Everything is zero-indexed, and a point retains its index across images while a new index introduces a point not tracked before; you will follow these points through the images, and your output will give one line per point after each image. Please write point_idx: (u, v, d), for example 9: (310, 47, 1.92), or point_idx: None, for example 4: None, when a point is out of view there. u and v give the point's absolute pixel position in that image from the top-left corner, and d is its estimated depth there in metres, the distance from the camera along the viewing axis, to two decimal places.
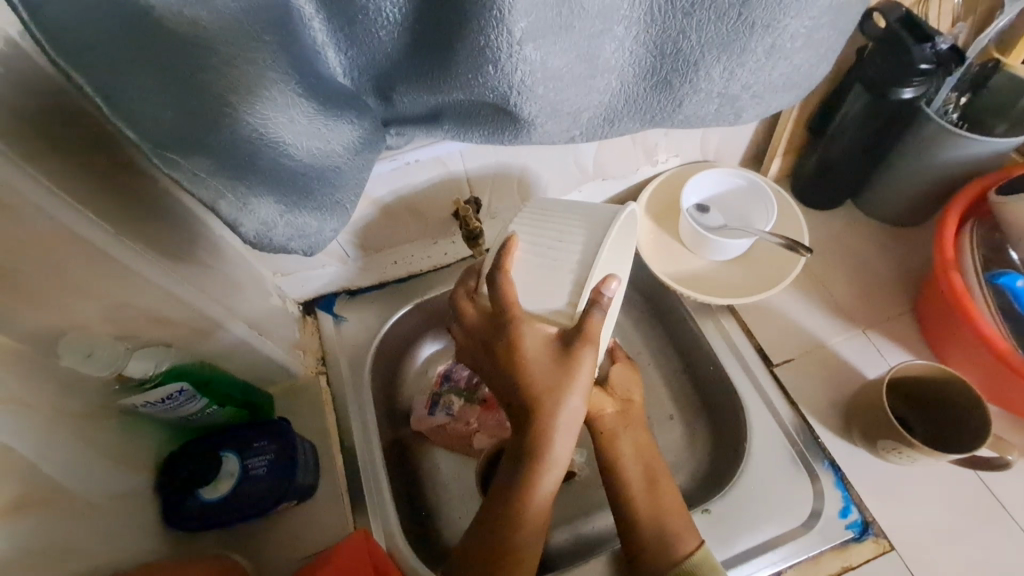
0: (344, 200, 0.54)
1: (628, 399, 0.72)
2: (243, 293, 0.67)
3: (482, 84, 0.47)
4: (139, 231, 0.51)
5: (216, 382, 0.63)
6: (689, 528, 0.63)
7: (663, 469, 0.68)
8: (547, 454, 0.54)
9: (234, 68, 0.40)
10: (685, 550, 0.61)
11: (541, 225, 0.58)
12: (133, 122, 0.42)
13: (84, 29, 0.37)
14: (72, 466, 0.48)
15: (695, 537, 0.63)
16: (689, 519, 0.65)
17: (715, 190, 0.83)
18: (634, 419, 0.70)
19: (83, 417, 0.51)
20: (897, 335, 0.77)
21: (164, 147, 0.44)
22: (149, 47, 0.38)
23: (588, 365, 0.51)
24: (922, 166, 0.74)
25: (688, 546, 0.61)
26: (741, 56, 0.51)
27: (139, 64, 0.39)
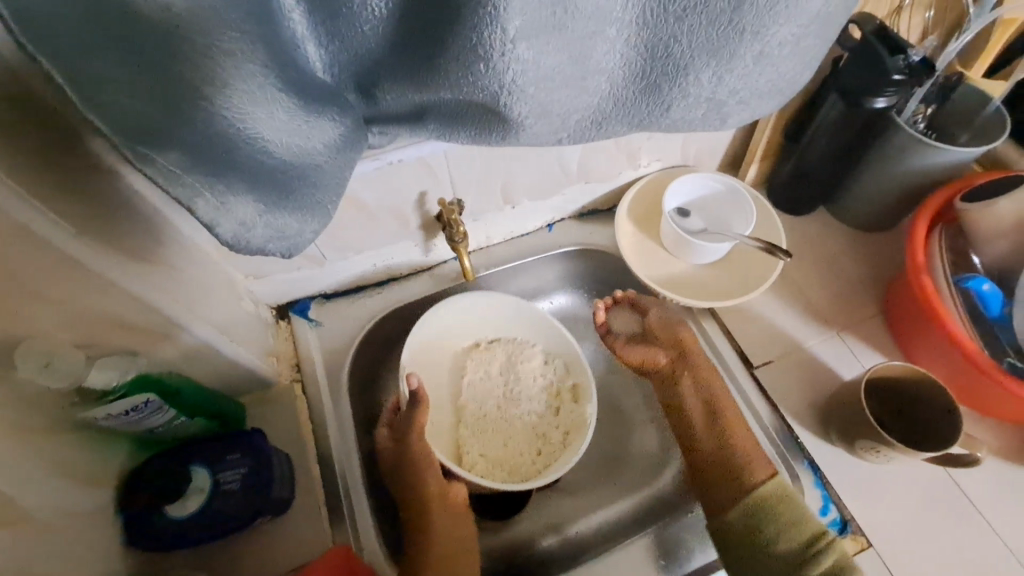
0: (326, 200, 0.51)
1: (692, 343, 0.78)
2: (213, 297, 0.63)
3: (472, 83, 0.46)
4: (104, 231, 0.47)
5: (185, 393, 0.60)
6: (762, 460, 0.68)
7: (738, 410, 0.73)
8: (424, 492, 0.69)
9: (212, 59, 0.37)
10: (756, 481, 0.66)
11: (438, 347, 0.83)
12: (104, 115, 0.40)
13: (51, 12, 0.35)
14: (32, 482, 0.45)
15: (766, 468, 0.67)
16: (763, 452, 0.70)
17: (696, 195, 0.84)
18: (703, 361, 0.76)
19: (41, 432, 0.47)
20: (869, 337, 0.79)
21: (135, 141, 0.41)
22: (123, 33, 0.36)
23: (420, 441, 0.69)
24: (892, 174, 0.76)
25: (760, 477, 0.66)
26: (730, 63, 0.52)
27: (112, 50, 0.37)
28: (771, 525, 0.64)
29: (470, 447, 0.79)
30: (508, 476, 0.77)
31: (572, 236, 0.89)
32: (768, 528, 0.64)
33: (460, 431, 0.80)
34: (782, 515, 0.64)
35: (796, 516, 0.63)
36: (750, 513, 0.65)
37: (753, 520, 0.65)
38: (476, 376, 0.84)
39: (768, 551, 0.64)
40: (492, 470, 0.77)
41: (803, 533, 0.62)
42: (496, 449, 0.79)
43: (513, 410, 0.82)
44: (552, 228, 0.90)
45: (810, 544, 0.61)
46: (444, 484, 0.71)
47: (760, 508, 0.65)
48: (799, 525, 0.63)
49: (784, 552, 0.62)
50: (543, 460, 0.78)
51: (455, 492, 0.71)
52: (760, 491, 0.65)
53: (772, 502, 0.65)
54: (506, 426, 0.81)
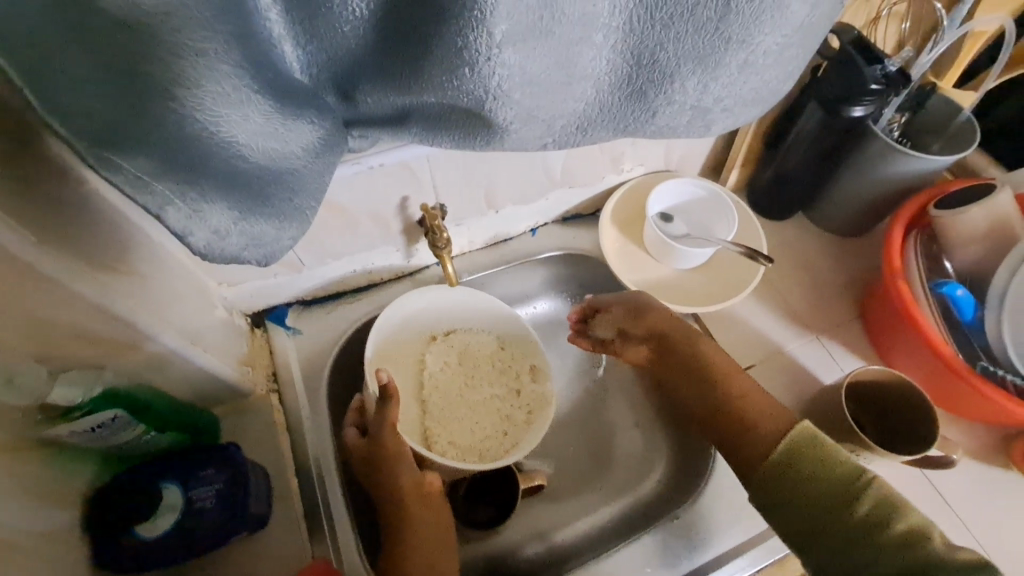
0: (304, 205, 0.49)
1: (669, 315, 0.76)
2: (184, 305, 0.61)
3: (456, 87, 0.45)
4: (66, 239, 0.44)
5: (154, 406, 0.57)
6: (777, 411, 0.65)
7: (730, 368, 0.70)
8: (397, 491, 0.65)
9: (180, 59, 0.35)
10: (778, 432, 0.62)
11: (396, 342, 0.79)
12: (66, 118, 0.37)
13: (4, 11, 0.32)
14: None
15: (783, 418, 0.64)
16: (772, 402, 0.67)
17: (678, 200, 0.85)
18: (679, 334, 0.74)
19: (2, 452, 0.44)
20: (847, 340, 0.80)
21: (100, 145, 0.39)
22: (86, 32, 0.34)
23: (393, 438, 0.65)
24: (869, 180, 0.78)
25: (779, 428, 0.63)
26: (715, 71, 0.52)
27: (74, 50, 0.35)
28: (803, 473, 0.59)
29: (437, 433, 0.76)
30: (480, 460, 0.75)
31: (555, 240, 0.89)
32: (801, 475, 0.59)
33: (425, 421, 0.77)
34: (815, 458, 0.59)
35: (829, 457, 0.58)
36: (778, 466, 0.60)
37: (787, 475, 0.59)
38: (437, 366, 0.80)
39: (810, 499, 0.57)
40: (462, 456, 0.75)
41: (843, 473, 0.57)
42: (464, 435, 0.77)
43: (475, 395, 0.80)
44: (535, 232, 0.89)
45: (853, 484, 0.57)
46: (417, 476, 0.67)
47: (790, 459, 0.60)
48: (836, 466, 0.58)
49: (825, 498, 0.56)
50: (509, 440, 0.77)
51: (429, 481, 0.68)
52: (785, 441, 0.61)
53: (801, 447, 0.60)
54: (470, 410, 0.79)
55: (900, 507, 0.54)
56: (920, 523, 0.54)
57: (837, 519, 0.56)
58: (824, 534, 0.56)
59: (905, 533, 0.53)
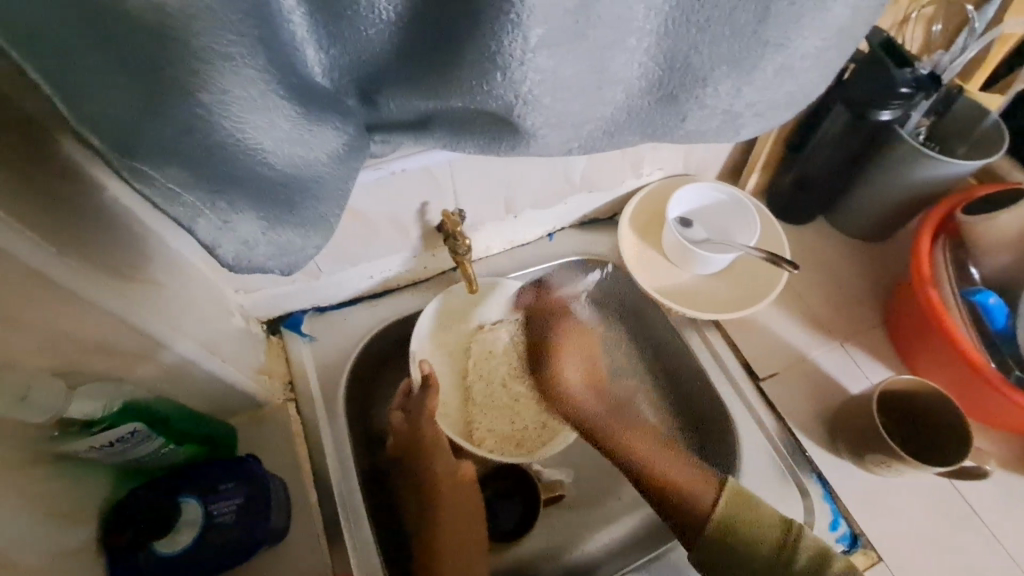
0: (329, 213, 0.48)
1: (611, 401, 0.78)
2: (201, 314, 0.59)
3: (486, 92, 0.44)
4: (87, 250, 0.43)
5: (171, 419, 0.56)
6: (704, 480, 0.65)
7: (661, 454, 0.71)
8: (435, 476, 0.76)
9: (207, 65, 0.34)
10: (712, 500, 0.62)
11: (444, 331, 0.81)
12: (92, 126, 0.36)
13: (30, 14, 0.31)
14: (11, 524, 0.41)
15: (712, 483, 0.64)
16: (700, 471, 0.67)
17: (698, 204, 0.83)
18: (591, 395, 0.79)
19: (20, 469, 0.43)
20: (872, 347, 0.79)
21: (126, 153, 0.38)
22: (112, 37, 0.33)
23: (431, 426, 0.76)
24: (895, 185, 0.76)
25: (710, 493, 0.63)
26: (751, 74, 0.50)
27: (100, 57, 0.33)
28: (751, 534, 0.60)
29: (478, 422, 0.79)
30: (517, 449, 0.78)
31: (573, 246, 0.88)
32: (739, 545, 0.60)
33: (469, 407, 0.80)
34: (748, 518, 0.60)
35: (757, 514, 0.61)
36: (722, 533, 0.60)
37: (727, 545, 0.60)
38: (484, 357, 0.83)
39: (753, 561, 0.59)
40: (500, 445, 0.78)
41: (770, 534, 0.59)
42: (503, 424, 0.79)
43: (518, 386, 0.82)
44: (553, 237, 0.88)
45: (783, 539, 0.59)
46: (451, 465, 0.76)
47: (725, 528, 0.60)
48: (762, 521, 0.60)
49: (767, 550, 0.59)
50: (549, 431, 0.79)
51: (463, 470, 0.76)
52: (717, 512, 0.61)
53: (738, 508, 0.61)
54: (514, 401, 0.80)
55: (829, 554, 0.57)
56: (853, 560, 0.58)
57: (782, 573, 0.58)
58: None
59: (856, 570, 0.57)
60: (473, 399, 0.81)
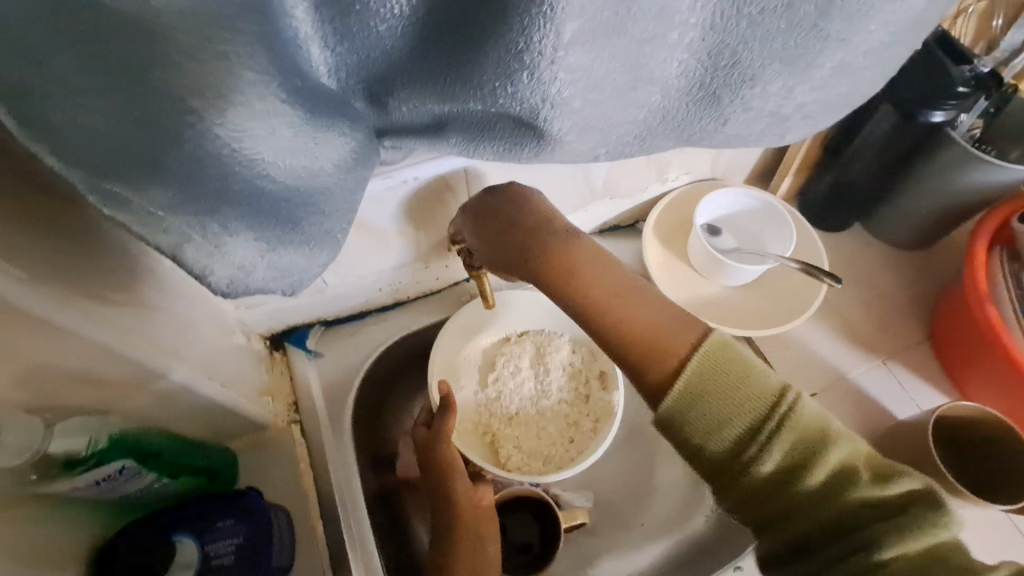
0: (335, 228, 0.42)
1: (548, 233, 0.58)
2: (198, 334, 0.55)
3: (510, 95, 0.39)
4: (69, 278, 0.39)
5: (165, 453, 0.52)
6: (683, 326, 0.50)
7: (618, 289, 0.54)
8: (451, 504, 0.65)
9: (200, 64, 0.30)
10: (677, 362, 0.48)
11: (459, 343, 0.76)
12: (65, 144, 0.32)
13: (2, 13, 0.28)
14: None
15: (692, 332, 0.49)
16: (683, 313, 0.51)
17: (728, 211, 0.78)
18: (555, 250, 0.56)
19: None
20: (917, 365, 0.74)
21: (102, 171, 0.34)
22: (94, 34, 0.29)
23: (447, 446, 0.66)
24: (942, 194, 0.70)
25: (671, 364, 0.48)
26: (806, 73, 0.45)
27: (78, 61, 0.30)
28: (716, 399, 0.45)
29: (503, 438, 0.73)
30: (544, 466, 0.72)
31: None
32: (697, 418, 0.46)
33: (492, 423, 0.74)
34: (729, 379, 0.45)
35: (747, 369, 0.45)
36: (680, 412, 0.46)
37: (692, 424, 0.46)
38: (507, 369, 0.76)
39: (711, 445, 0.45)
40: (527, 463, 0.72)
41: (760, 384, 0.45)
42: (530, 440, 0.73)
43: (544, 401, 0.75)
44: None
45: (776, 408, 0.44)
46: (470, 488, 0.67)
47: (687, 402, 0.46)
48: (751, 378, 0.45)
49: (738, 428, 0.44)
50: (578, 448, 0.72)
51: (481, 494, 0.68)
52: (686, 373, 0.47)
53: (715, 364, 0.46)
54: (539, 415, 0.75)
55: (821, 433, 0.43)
56: (841, 461, 0.44)
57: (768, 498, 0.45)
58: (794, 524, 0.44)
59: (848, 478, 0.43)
60: (496, 416, 0.74)
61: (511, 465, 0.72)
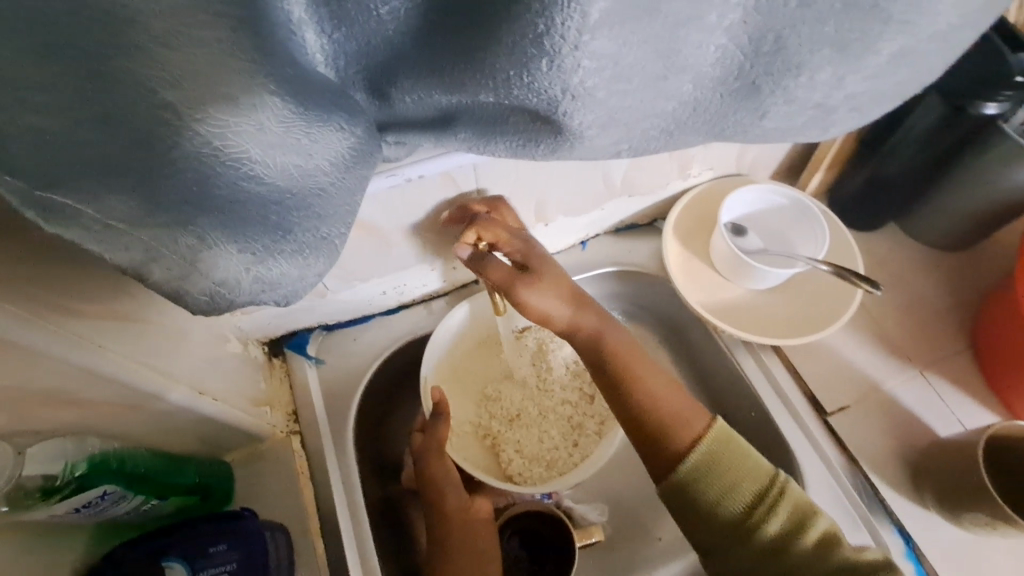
0: (333, 234, 0.37)
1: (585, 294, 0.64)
2: (191, 345, 0.51)
3: (527, 85, 0.34)
4: (31, 292, 0.35)
5: (153, 474, 0.50)
6: (694, 409, 0.58)
7: (648, 363, 0.60)
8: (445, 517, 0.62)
9: (178, 53, 0.27)
10: (687, 441, 0.56)
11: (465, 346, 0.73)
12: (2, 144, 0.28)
13: None
14: None
15: (702, 415, 0.58)
16: (688, 399, 0.59)
17: (754, 209, 0.73)
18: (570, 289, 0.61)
19: None
20: (958, 377, 0.69)
21: (43, 182, 0.29)
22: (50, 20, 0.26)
23: (437, 458, 0.64)
24: (989, 192, 0.65)
25: (689, 436, 0.56)
26: (859, 60, 0.41)
27: (28, 50, 0.26)
28: (722, 484, 0.53)
29: (505, 441, 0.69)
30: (547, 471, 0.67)
31: (609, 255, 0.78)
32: (710, 494, 0.53)
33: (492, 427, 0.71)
34: (732, 465, 0.54)
35: (743, 458, 0.54)
36: (695, 470, 0.54)
37: (704, 477, 0.54)
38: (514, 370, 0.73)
39: (719, 514, 0.53)
40: (529, 468, 0.68)
41: (754, 486, 0.53)
42: (532, 443, 0.69)
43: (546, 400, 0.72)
44: (586, 245, 0.78)
45: (767, 484, 0.53)
46: (464, 500, 0.64)
47: (698, 470, 0.54)
48: (747, 463, 0.54)
49: (729, 530, 0.53)
50: (582, 450, 0.69)
51: (477, 506, 0.64)
52: (698, 444, 0.55)
53: (721, 452, 0.55)
54: (543, 416, 0.71)
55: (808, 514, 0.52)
56: (829, 528, 0.51)
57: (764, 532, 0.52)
58: None
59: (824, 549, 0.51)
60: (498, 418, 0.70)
61: (513, 471, 0.68)
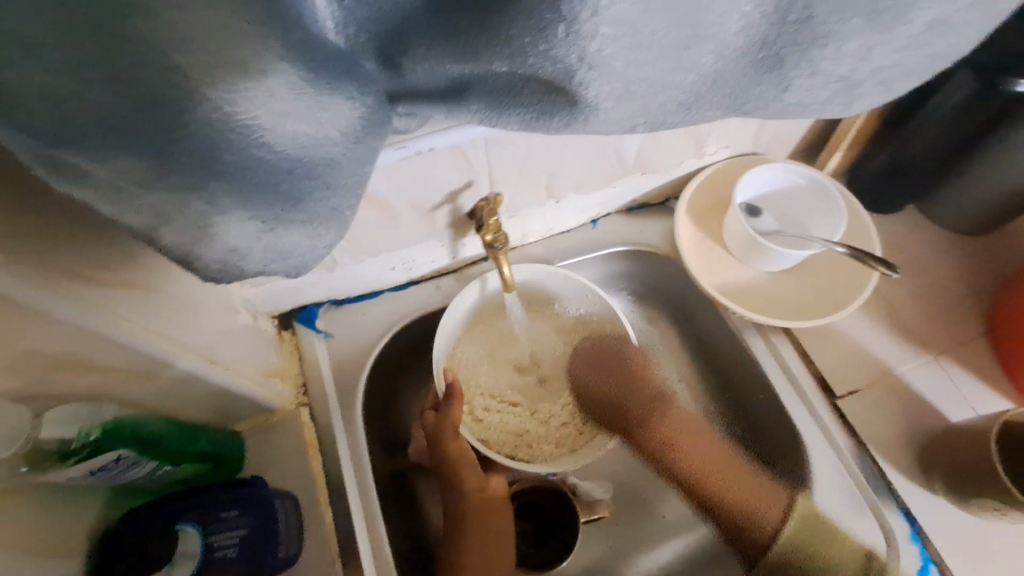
0: (344, 205, 0.37)
1: (674, 430, 0.72)
2: (204, 317, 0.52)
3: (542, 53, 0.33)
4: (42, 259, 0.35)
5: (167, 442, 0.51)
6: (768, 501, 0.66)
7: (715, 454, 0.71)
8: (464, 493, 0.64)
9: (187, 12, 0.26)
10: (779, 514, 0.65)
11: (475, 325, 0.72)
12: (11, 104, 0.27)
13: None
14: None
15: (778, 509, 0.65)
16: (765, 486, 0.67)
17: (769, 189, 0.71)
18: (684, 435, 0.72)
19: None
20: (973, 363, 0.68)
21: (55, 139, 0.29)
22: None
23: (453, 437, 0.64)
24: (1013, 174, 0.63)
25: (777, 517, 0.65)
26: (890, 30, 0.39)
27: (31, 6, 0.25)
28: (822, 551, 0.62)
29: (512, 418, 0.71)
30: (556, 449, 0.69)
31: (620, 234, 0.77)
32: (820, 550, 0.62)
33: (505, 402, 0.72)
34: (831, 548, 0.61)
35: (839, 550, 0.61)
36: (791, 548, 0.63)
37: (799, 572, 0.62)
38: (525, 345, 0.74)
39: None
40: (534, 448, 0.70)
41: (851, 562, 0.61)
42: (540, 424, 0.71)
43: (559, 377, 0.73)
44: (597, 224, 0.77)
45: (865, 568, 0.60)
46: (482, 479, 0.65)
47: (792, 548, 0.63)
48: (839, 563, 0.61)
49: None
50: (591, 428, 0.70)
51: (495, 485, 0.66)
52: (781, 530, 0.64)
53: (814, 532, 0.63)
54: (544, 403, 0.73)
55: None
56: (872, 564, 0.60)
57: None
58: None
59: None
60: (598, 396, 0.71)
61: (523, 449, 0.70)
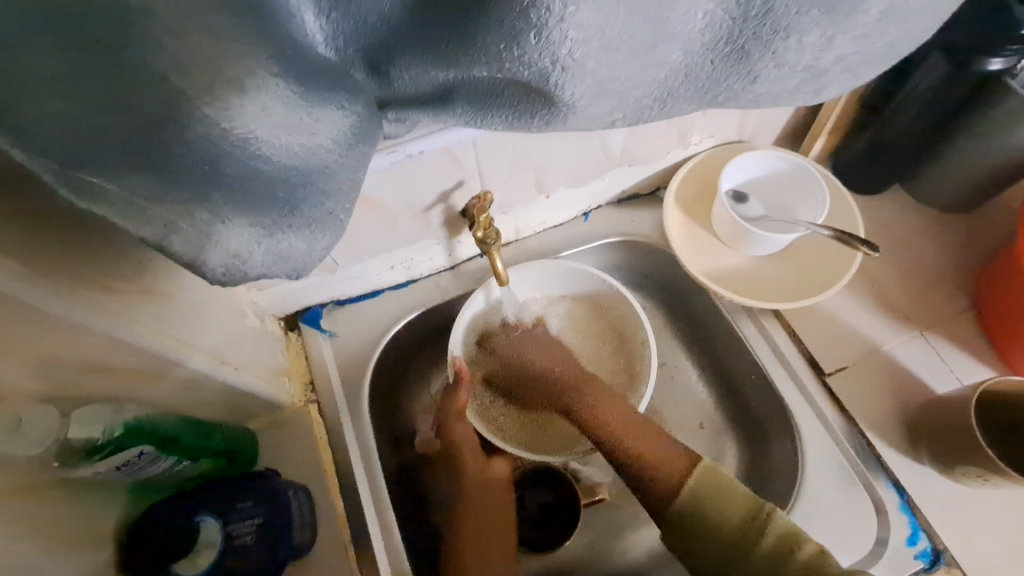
0: (337, 208, 0.39)
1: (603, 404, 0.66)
2: (210, 317, 0.54)
3: (517, 57, 0.36)
4: (64, 274, 0.38)
5: (184, 438, 0.54)
6: (676, 457, 0.60)
7: (630, 422, 0.65)
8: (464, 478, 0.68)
9: (190, 41, 0.29)
10: (677, 477, 0.58)
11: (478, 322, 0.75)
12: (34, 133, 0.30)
13: None
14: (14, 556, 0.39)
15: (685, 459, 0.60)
16: (677, 447, 0.62)
17: (755, 176, 0.73)
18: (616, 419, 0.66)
19: (17, 497, 0.41)
20: (958, 337, 0.69)
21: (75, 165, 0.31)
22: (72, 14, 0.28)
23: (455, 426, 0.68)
24: (990, 151, 0.64)
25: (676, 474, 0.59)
26: (847, 20, 0.41)
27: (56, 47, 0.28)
28: (702, 501, 0.56)
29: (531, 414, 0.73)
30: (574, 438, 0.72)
31: (611, 226, 0.79)
32: (717, 504, 0.55)
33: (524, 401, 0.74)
34: (716, 504, 0.55)
35: (723, 497, 0.55)
36: (687, 513, 0.56)
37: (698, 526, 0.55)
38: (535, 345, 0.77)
39: (724, 527, 0.54)
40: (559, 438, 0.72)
41: (734, 514, 0.54)
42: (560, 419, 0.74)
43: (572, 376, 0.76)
44: (588, 217, 0.79)
45: (753, 517, 0.53)
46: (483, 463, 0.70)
47: (696, 500, 0.56)
48: (728, 505, 0.55)
49: (730, 529, 0.53)
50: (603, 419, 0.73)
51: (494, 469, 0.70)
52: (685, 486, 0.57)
53: (705, 489, 0.56)
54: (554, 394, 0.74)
55: (795, 544, 0.51)
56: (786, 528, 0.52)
57: (738, 550, 0.53)
58: (741, 551, 0.53)
59: (783, 542, 0.51)
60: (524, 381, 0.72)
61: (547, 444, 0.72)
